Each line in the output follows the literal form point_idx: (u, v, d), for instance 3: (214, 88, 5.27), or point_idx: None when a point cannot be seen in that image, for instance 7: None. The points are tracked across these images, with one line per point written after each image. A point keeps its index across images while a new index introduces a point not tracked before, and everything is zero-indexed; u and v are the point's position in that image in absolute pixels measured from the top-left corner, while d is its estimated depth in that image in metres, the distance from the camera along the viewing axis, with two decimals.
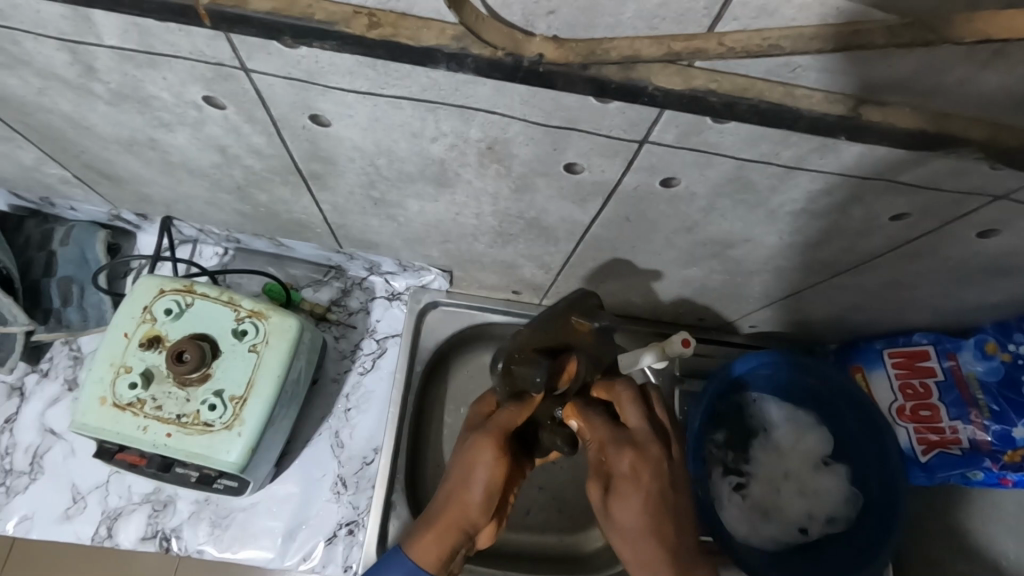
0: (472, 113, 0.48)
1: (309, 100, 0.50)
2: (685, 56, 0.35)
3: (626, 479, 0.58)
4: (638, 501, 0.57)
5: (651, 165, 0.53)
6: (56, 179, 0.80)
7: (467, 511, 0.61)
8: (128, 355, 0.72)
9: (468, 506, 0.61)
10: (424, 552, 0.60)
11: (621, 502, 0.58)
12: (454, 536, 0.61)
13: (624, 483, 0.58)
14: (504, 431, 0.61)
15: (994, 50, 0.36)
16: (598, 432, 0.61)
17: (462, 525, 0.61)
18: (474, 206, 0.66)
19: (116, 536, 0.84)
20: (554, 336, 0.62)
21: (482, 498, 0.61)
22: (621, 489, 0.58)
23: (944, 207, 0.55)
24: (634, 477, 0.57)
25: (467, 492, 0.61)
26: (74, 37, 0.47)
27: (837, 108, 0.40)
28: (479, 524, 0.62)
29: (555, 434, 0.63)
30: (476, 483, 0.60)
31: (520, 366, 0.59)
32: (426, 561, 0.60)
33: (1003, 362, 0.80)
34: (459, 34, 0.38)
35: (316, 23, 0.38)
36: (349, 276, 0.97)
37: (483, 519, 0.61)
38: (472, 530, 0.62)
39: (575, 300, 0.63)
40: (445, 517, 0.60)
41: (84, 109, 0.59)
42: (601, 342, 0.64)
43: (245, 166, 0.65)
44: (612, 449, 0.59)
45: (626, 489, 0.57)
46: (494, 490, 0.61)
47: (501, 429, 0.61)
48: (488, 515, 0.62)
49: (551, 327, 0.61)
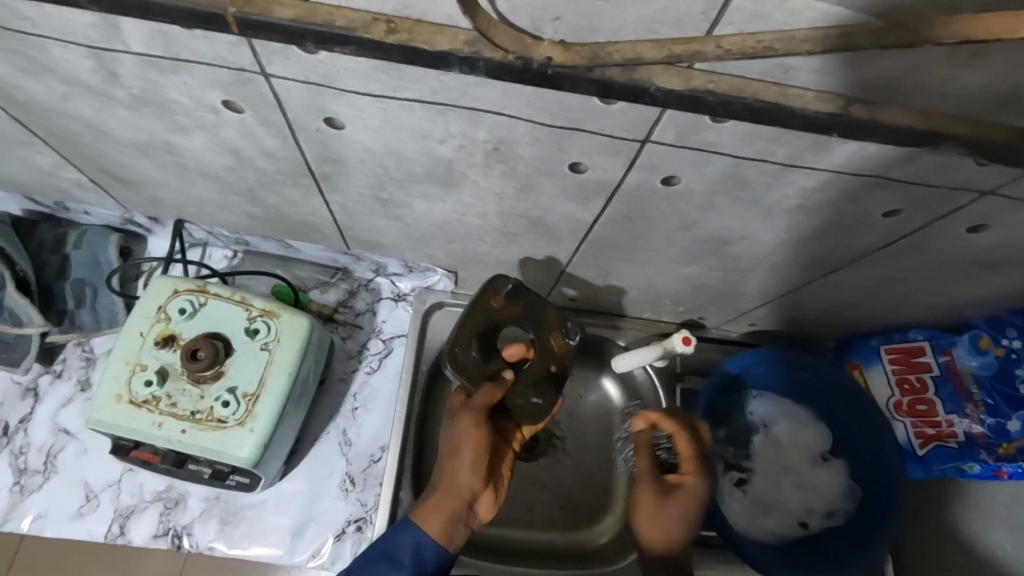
0: (480, 114, 0.50)
1: (324, 103, 0.52)
2: (684, 58, 0.37)
3: (697, 487, 0.78)
4: (692, 506, 0.77)
5: (651, 164, 0.55)
6: (72, 184, 0.82)
7: (459, 479, 0.70)
8: (143, 353, 0.73)
9: (459, 472, 0.70)
10: (428, 520, 0.68)
11: (676, 504, 0.77)
12: (452, 501, 0.70)
13: (692, 490, 0.78)
14: (482, 407, 0.70)
15: (975, 50, 0.38)
16: (688, 448, 0.79)
17: (457, 492, 0.70)
18: (480, 206, 0.68)
19: (129, 533, 0.86)
20: (477, 320, 0.73)
21: (468, 463, 0.70)
22: (682, 494, 0.78)
23: (933, 204, 0.57)
24: (695, 490, 0.77)
25: (456, 463, 0.71)
26: (100, 44, 0.49)
27: (827, 106, 0.43)
28: (473, 489, 0.71)
29: (527, 393, 0.73)
30: (463, 451, 0.70)
31: (461, 358, 0.72)
32: (432, 527, 0.68)
33: (996, 357, 0.82)
34: (473, 39, 0.40)
35: (337, 29, 0.40)
36: (356, 277, 0.99)
37: (471, 481, 0.70)
38: (467, 496, 0.70)
39: (489, 285, 0.74)
40: (441, 489, 0.70)
41: (105, 114, 0.61)
42: (527, 308, 0.75)
43: (258, 169, 0.67)
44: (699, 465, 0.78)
45: (686, 496, 0.77)
46: (478, 453, 0.70)
47: (478, 407, 0.70)
48: (477, 477, 0.71)
49: (474, 315, 0.73)
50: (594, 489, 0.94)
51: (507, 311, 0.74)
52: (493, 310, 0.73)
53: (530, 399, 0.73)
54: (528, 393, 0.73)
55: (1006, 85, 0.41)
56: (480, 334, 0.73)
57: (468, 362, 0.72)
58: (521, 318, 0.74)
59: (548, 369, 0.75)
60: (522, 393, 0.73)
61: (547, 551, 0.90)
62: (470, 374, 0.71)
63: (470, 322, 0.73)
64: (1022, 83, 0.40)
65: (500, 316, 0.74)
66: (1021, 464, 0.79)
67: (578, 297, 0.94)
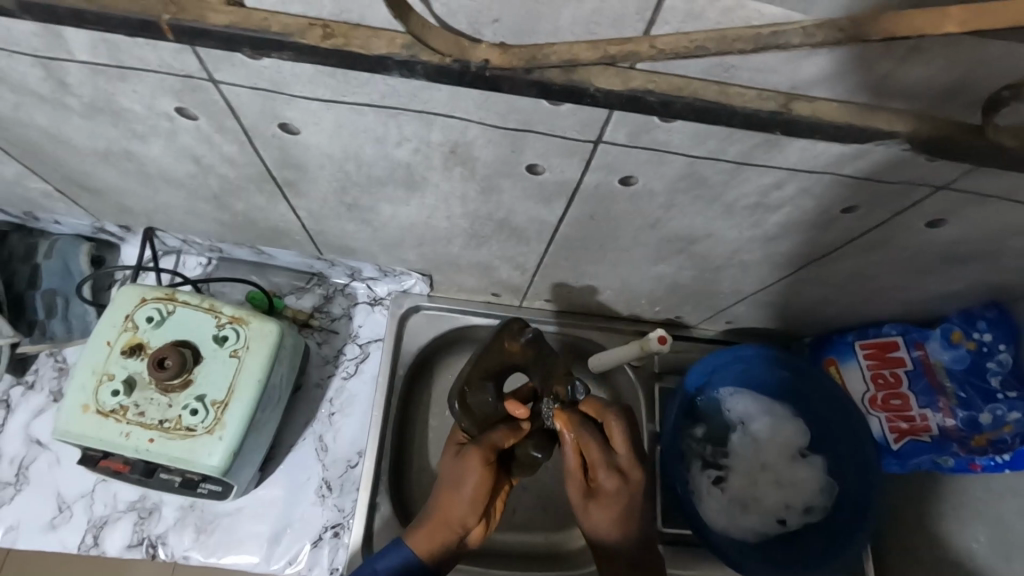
0: (432, 117, 0.50)
1: (276, 109, 0.52)
2: (619, 58, 0.37)
3: (609, 492, 0.69)
4: (613, 511, 0.69)
5: (607, 164, 0.55)
6: (38, 193, 0.81)
7: (455, 512, 0.70)
8: (110, 363, 0.73)
9: (457, 506, 0.70)
10: (420, 546, 0.69)
11: (597, 510, 0.69)
12: (446, 532, 0.70)
13: (607, 495, 0.69)
14: (489, 449, 0.71)
15: (909, 46, 0.38)
16: (593, 451, 0.69)
17: (453, 522, 0.70)
18: (445, 209, 0.68)
19: (103, 544, 0.85)
20: (494, 363, 0.76)
21: (469, 500, 0.70)
22: (600, 499, 0.69)
23: (891, 199, 0.57)
24: (608, 493, 0.69)
25: (456, 496, 0.70)
26: (46, 53, 0.49)
27: (769, 104, 0.43)
28: (468, 523, 0.71)
29: (527, 446, 0.74)
30: (466, 489, 0.70)
31: (472, 398, 0.75)
32: (424, 553, 0.69)
33: (968, 350, 0.81)
34: (408, 42, 0.40)
35: (273, 35, 0.40)
36: (331, 282, 0.99)
37: (470, 516, 0.71)
38: (461, 527, 0.71)
39: (505, 328, 0.77)
40: (439, 517, 0.70)
41: (61, 123, 0.61)
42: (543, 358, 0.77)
43: (221, 175, 0.67)
44: (603, 469, 0.69)
45: (605, 501, 0.69)
46: (481, 493, 0.70)
47: (487, 446, 0.71)
48: (474, 513, 0.71)
49: (489, 357, 0.76)
50: None
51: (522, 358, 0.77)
52: (509, 354, 0.77)
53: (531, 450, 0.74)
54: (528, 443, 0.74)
55: (943, 80, 0.41)
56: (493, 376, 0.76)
57: (477, 405, 0.75)
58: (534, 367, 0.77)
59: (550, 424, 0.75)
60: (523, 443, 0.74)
61: (527, 553, 0.90)
62: (477, 416, 0.75)
63: (485, 362, 0.76)
64: (962, 76, 0.41)
65: (514, 360, 0.77)
66: (994, 457, 0.78)
67: (555, 299, 0.94)
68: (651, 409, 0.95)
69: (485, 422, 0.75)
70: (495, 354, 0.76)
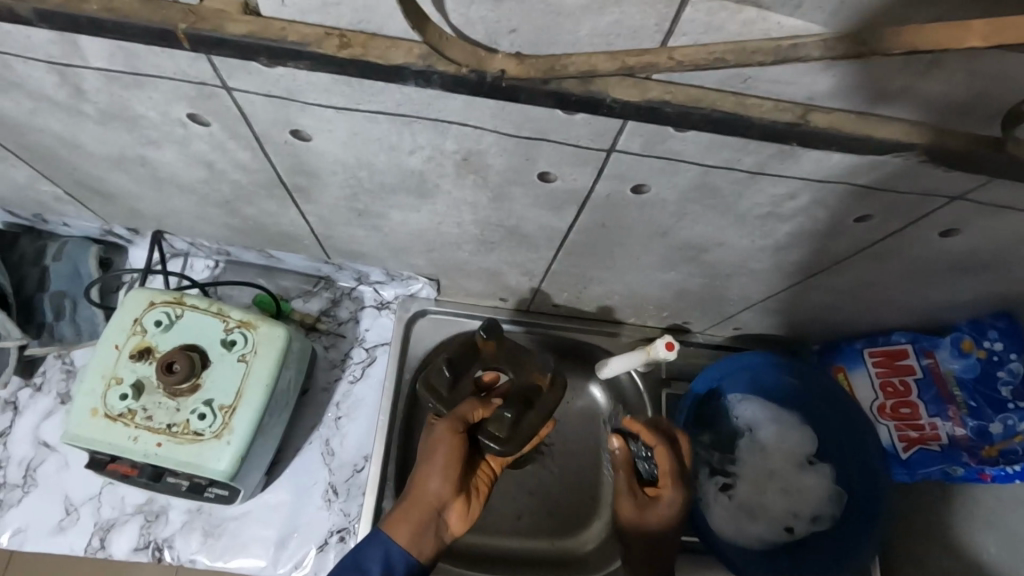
0: (446, 126, 0.50)
1: (289, 116, 0.52)
2: (638, 71, 0.37)
3: (670, 501, 0.75)
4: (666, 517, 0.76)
5: (620, 173, 0.54)
6: (49, 196, 0.81)
7: (428, 487, 0.70)
8: (119, 367, 0.73)
9: (429, 482, 0.70)
10: (395, 528, 0.67)
11: (656, 514, 0.75)
12: (423, 510, 0.69)
13: (668, 503, 0.75)
14: (458, 421, 0.70)
15: (930, 60, 0.38)
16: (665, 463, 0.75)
17: (428, 499, 0.70)
18: (455, 216, 0.68)
19: (109, 547, 0.85)
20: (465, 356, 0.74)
21: (442, 472, 0.70)
22: (659, 506, 0.75)
23: (904, 209, 0.57)
24: (670, 503, 0.75)
25: (429, 471, 0.71)
26: (61, 60, 0.49)
27: (786, 115, 0.42)
28: (443, 500, 0.70)
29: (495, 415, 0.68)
30: (438, 462, 0.70)
31: (435, 381, 0.73)
32: (401, 538, 0.67)
33: (979, 359, 0.82)
34: (425, 52, 0.40)
35: (290, 44, 0.40)
36: (339, 286, 0.99)
37: (444, 490, 0.70)
38: (438, 504, 0.70)
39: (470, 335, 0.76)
40: (414, 495, 0.70)
41: (74, 129, 0.61)
42: (513, 352, 0.73)
43: (232, 181, 0.67)
44: (671, 479, 0.75)
45: (667, 508, 0.75)
46: (452, 467, 0.70)
47: (458, 418, 0.70)
48: (449, 486, 0.70)
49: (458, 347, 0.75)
50: (581, 497, 0.93)
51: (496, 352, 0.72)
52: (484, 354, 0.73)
53: (500, 418, 0.68)
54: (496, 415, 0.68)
55: (962, 92, 0.41)
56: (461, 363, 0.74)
57: (442, 386, 0.73)
58: (505, 360, 0.73)
59: (522, 401, 0.69)
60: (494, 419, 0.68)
61: (533, 559, 0.89)
62: (444, 394, 0.73)
63: (457, 359, 0.73)
64: (980, 89, 0.40)
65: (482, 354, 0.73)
66: (1005, 467, 0.77)
67: (563, 305, 0.94)
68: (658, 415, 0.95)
69: (455, 402, 0.73)
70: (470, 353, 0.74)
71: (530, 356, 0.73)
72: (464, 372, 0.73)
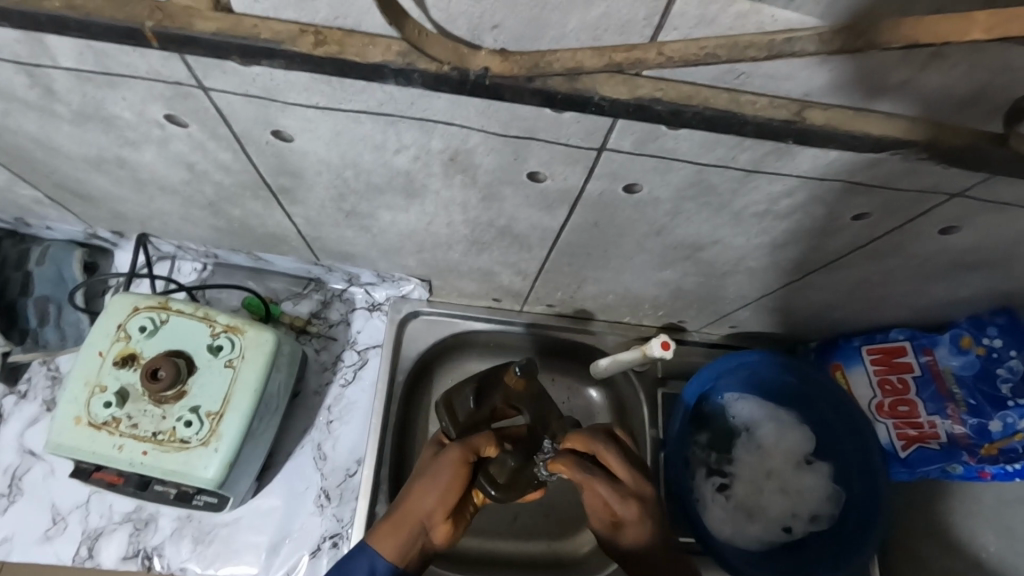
0: (431, 125, 0.48)
1: (270, 116, 0.50)
2: (626, 67, 0.36)
3: (632, 521, 0.70)
4: (640, 535, 0.71)
5: (612, 172, 0.53)
6: (30, 200, 0.80)
7: (421, 504, 0.68)
8: (102, 374, 0.72)
9: (423, 500, 0.68)
10: (382, 543, 0.67)
11: (630, 536, 0.71)
12: (410, 526, 0.68)
13: (631, 524, 0.71)
14: (465, 454, 0.68)
15: (930, 53, 0.37)
16: (598, 489, 0.69)
17: (417, 517, 0.68)
18: (445, 216, 0.66)
19: (98, 556, 0.84)
20: (495, 389, 0.70)
21: (439, 496, 0.68)
22: (626, 528, 0.71)
23: (904, 206, 0.56)
24: (634, 521, 0.70)
25: (425, 490, 0.68)
26: (30, 59, 0.47)
27: (781, 112, 0.41)
28: (432, 519, 0.69)
29: (503, 460, 0.70)
30: (437, 486, 0.68)
31: (457, 402, 0.73)
32: (386, 550, 0.67)
33: (978, 356, 0.80)
34: (404, 49, 0.39)
35: (264, 42, 0.38)
36: (329, 288, 0.97)
37: (436, 512, 0.68)
38: (425, 522, 0.69)
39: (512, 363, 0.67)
40: (403, 511, 0.69)
41: (49, 130, 0.59)
42: (541, 398, 0.68)
43: (216, 183, 0.65)
44: (619, 505, 0.70)
45: (632, 527, 0.71)
46: (452, 491, 0.68)
47: (468, 449, 0.68)
48: (442, 510, 0.69)
49: (494, 378, 0.71)
50: (577, 498, 0.92)
51: (527, 395, 0.67)
52: (510, 390, 0.67)
53: (504, 463, 0.69)
54: (501, 458, 0.70)
55: (964, 86, 0.39)
56: (488, 394, 0.71)
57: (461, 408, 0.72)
58: (530, 406, 0.68)
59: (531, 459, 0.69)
60: (499, 466, 0.70)
61: (529, 563, 0.88)
62: (463, 419, 0.71)
63: (488, 388, 0.71)
64: (983, 84, 0.39)
65: (514, 395, 0.67)
66: (1004, 465, 0.77)
67: (558, 305, 0.92)
68: (654, 416, 0.94)
69: (469, 427, 0.71)
70: (499, 386, 0.69)
71: (556, 413, 0.69)
72: (488, 402, 0.71)
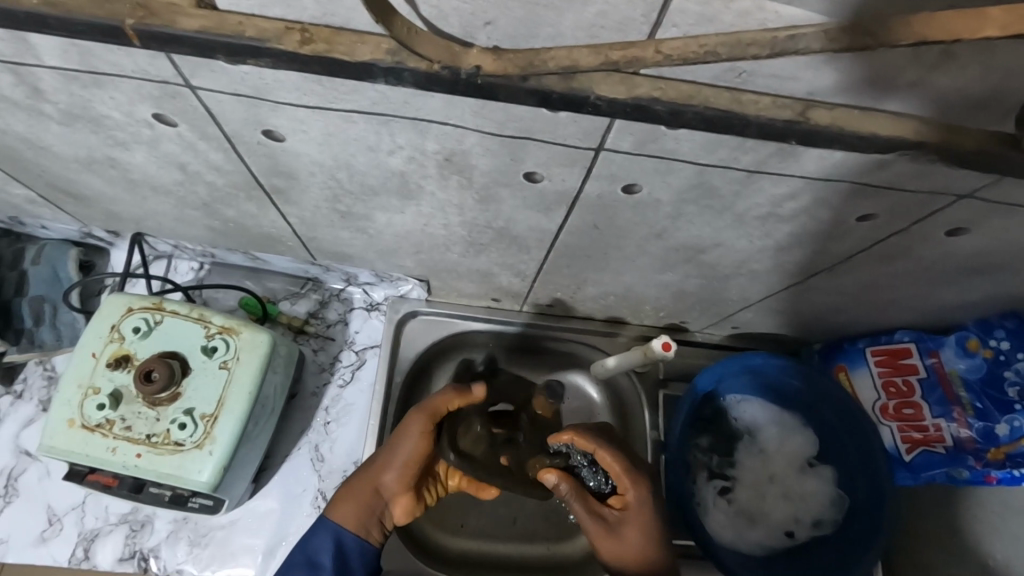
0: (425, 125, 0.47)
1: (260, 116, 0.49)
2: (623, 65, 0.34)
3: (642, 505, 0.71)
4: (639, 527, 0.70)
5: (611, 173, 0.52)
6: (23, 199, 0.79)
7: (382, 471, 0.69)
8: (96, 376, 0.71)
9: (384, 468, 0.69)
10: (346, 513, 0.67)
11: (632, 528, 0.70)
12: (368, 493, 0.69)
13: (638, 506, 0.71)
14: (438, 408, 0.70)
15: (940, 50, 0.35)
16: (618, 464, 0.71)
17: (377, 484, 0.69)
18: (441, 217, 0.65)
19: (94, 557, 0.83)
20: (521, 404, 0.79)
21: (400, 463, 0.69)
22: (630, 518, 0.70)
23: (912, 208, 0.54)
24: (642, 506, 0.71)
25: (388, 458, 0.70)
26: (14, 58, 0.46)
27: (786, 112, 0.40)
28: (392, 488, 0.69)
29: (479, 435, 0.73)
30: (400, 453, 0.69)
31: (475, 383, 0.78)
32: (343, 515, 0.67)
33: (985, 359, 0.79)
34: (395, 48, 0.38)
35: (249, 40, 0.37)
36: (327, 288, 0.96)
37: (398, 481, 0.69)
38: (385, 492, 0.69)
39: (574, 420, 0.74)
40: (364, 478, 0.70)
41: (38, 129, 0.58)
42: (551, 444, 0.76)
43: (208, 183, 0.64)
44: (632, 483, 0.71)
45: (639, 513, 0.70)
46: (413, 459, 0.69)
47: (433, 407, 0.70)
48: (403, 480, 0.69)
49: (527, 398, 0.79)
50: None
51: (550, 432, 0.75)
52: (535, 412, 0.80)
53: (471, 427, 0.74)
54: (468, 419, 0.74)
55: (976, 86, 0.38)
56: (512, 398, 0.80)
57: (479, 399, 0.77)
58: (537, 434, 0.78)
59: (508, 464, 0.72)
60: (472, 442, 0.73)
61: (528, 566, 0.87)
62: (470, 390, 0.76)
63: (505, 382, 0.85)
64: (995, 83, 0.37)
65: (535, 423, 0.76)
66: (1011, 470, 0.75)
67: (558, 306, 0.91)
68: (655, 417, 0.93)
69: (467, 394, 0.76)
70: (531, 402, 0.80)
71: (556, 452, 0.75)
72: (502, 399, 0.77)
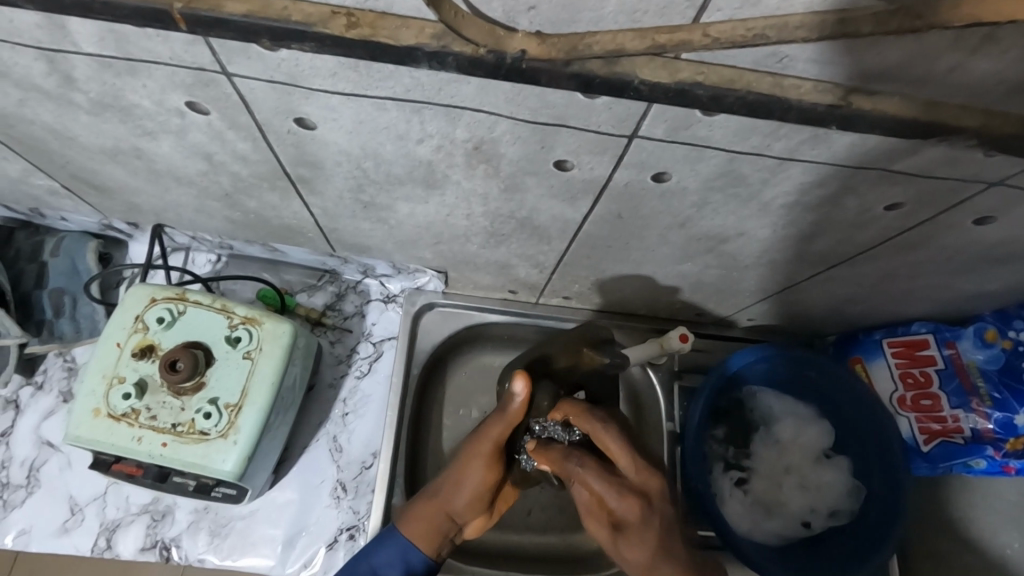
0: (458, 112, 0.47)
1: (292, 104, 0.49)
2: (669, 49, 0.35)
3: (636, 526, 0.57)
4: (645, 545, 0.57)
5: (640, 161, 0.52)
6: (45, 190, 0.79)
7: (454, 501, 0.70)
8: (120, 365, 0.71)
9: (455, 497, 0.70)
10: (416, 532, 0.69)
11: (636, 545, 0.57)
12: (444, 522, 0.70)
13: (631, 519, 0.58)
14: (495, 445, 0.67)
15: (984, 35, 0.35)
16: (594, 482, 0.59)
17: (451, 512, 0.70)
18: (464, 207, 0.65)
19: (116, 547, 0.84)
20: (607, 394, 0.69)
21: (471, 496, 0.69)
22: (630, 533, 0.58)
23: (938, 197, 0.54)
24: (652, 523, 0.58)
25: (459, 489, 0.69)
26: (51, 45, 0.46)
27: (826, 97, 0.40)
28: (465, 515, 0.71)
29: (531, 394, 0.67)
30: (470, 485, 0.69)
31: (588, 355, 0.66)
32: (418, 542, 0.69)
33: (1003, 350, 0.78)
34: (439, 32, 0.38)
35: (294, 24, 0.38)
36: (344, 279, 0.96)
37: (468, 510, 0.71)
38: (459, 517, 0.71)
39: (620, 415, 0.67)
40: (436, 506, 0.70)
41: (66, 119, 0.58)
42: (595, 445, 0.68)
43: (233, 173, 0.64)
44: (615, 499, 0.58)
45: (637, 531, 0.57)
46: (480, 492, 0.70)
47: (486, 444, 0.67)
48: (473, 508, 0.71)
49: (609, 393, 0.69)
50: None
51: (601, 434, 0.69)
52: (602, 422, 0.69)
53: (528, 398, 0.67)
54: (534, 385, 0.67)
55: (1015, 71, 0.38)
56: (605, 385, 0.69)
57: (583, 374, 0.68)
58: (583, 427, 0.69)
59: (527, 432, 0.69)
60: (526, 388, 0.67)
61: (543, 557, 0.88)
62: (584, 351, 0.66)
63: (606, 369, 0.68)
64: None
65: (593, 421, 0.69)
66: None
67: (575, 299, 0.91)
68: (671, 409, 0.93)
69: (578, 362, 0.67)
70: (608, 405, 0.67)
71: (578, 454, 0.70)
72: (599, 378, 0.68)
